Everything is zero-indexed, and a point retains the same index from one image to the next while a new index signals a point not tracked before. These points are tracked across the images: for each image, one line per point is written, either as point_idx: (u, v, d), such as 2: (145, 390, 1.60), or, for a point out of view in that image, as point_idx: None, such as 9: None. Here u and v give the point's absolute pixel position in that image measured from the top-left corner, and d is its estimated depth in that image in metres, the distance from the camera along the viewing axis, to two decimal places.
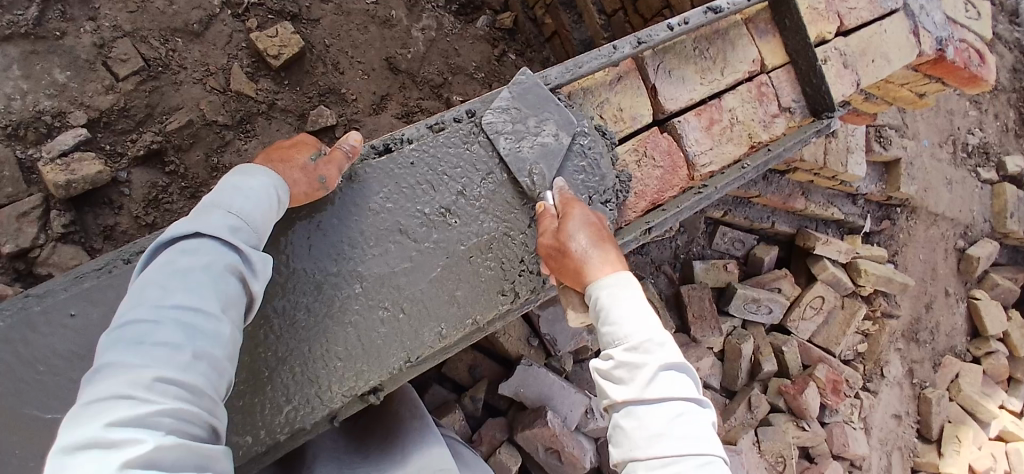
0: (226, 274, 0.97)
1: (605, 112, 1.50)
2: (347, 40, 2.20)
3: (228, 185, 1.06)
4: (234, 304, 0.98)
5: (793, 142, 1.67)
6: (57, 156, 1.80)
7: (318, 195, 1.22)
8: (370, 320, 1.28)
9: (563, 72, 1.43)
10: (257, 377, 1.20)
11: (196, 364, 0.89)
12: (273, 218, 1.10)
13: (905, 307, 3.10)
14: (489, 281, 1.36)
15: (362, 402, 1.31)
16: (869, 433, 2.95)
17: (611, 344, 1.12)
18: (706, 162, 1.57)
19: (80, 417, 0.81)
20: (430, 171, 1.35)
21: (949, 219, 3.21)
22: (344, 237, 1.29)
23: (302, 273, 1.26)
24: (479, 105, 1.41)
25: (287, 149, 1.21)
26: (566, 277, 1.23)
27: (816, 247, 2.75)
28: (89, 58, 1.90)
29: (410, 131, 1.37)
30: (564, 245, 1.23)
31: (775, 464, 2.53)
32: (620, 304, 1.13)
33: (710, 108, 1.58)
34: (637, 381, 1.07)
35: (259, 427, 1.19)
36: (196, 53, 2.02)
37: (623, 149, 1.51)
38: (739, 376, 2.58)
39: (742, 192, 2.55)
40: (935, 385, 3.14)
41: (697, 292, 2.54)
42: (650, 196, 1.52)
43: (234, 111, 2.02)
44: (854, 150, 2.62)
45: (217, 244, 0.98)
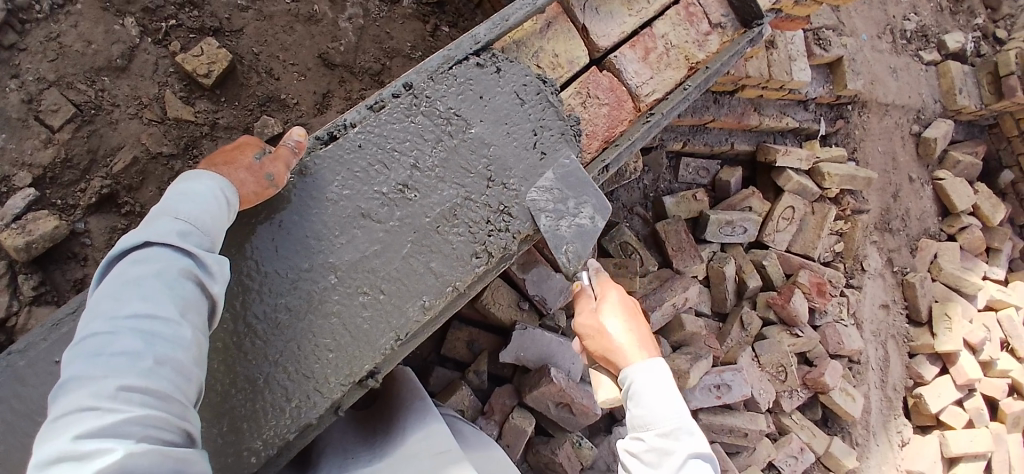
0: (180, 279, 0.97)
1: (541, 61, 1.51)
2: (276, 44, 2.15)
3: (174, 193, 1.06)
4: (194, 307, 0.98)
5: (728, 56, 1.69)
6: (12, 221, 1.77)
7: (269, 194, 1.21)
8: (351, 307, 1.29)
9: (491, 28, 1.43)
10: (253, 384, 1.22)
11: (159, 369, 0.89)
12: (225, 221, 1.09)
13: (873, 201, 3.19)
14: (461, 247, 1.37)
15: (360, 389, 1.32)
16: (861, 327, 3.06)
17: (641, 428, 1.35)
18: (650, 91, 1.59)
19: (53, 433, 0.84)
20: (380, 151, 1.35)
21: (900, 107, 3.28)
22: (309, 232, 1.29)
23: (274, 275, 1.26)
24: (415, 76, 1.39)
25: (231, 152, 1.21)
26: (601, 357, 1.47)
27: (777, 159, 2.78)
28: (20, 116, 1.85)
29: (351, 115, 1.35)
30: (600, 330, 1.46)
31: (778, 373, 2.65)
32: (650, 391, 1.35)
33: (643, 38, 1.60)
34: (665, 467, 1.28)
35: (265, 430, 1.22)
36: (126, 88, 1.97)
37: (566, 94, 1.52)
38: (728, 297, 2.67)
39: (696, 119, 2.58)
40: (916, 269, 3.25)
41: (673, 226, 2.58)
42: (601, 135, 1.55)
43: (178, 139, 1.99)
44: (796, 57, 2.65)
45: (167, 250, 0.98)
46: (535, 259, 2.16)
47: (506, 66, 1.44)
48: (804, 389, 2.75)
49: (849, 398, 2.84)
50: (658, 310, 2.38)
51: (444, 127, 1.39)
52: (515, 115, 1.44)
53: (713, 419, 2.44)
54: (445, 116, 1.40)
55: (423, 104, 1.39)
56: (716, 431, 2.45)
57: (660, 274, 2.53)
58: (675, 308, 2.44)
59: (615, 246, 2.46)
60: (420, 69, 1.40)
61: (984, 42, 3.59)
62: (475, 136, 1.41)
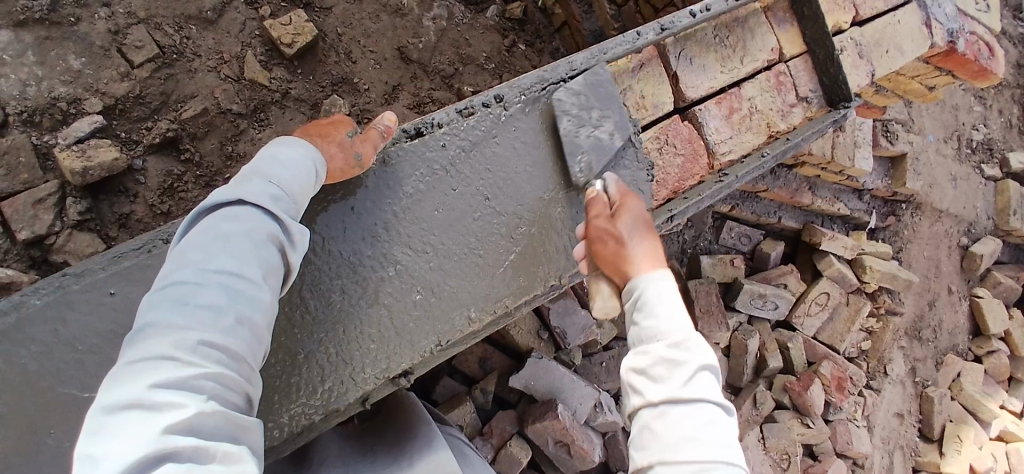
0: (267, 243, 0.98)
1: (629, 99, 1.52)
2: (359, 29, 2.20)
3: (267, 157, 1.08)
4: (274, 273, 0.99)
5: (809, 132, 1.66)
6: (73, 142, 1.80)
7: (354, 173, 1.23)
8: (403, 302, 1.29)
9: (589, 58, 1.45)
10: (292, 358, 1.21)
11: (237, 329, 0.89)
12: (310, 192, 1.11)
13: (908, 304, 3.12)
14: (523, 262, 1.38)
15: (391, 386, 1.31)
16: (872, 431, 2.98)
17: (647, 340, 1.10)
18: (726, 151, 1.58)
19: (123, 377, 0.81)
20: (462, 154, 1.37)
21: (953, 215, 3.23)
22: (379, 220, 1.30)
23: (337, 255, 1.26)
24: (507, 90, 1.41)
25: (326, 125, 1.22)
26: (607, 265, 1.23)
27: (822, 242, 2.77)
28: (103, 45, 1.90)
29: (440, 115, 1.37)
30: (614, 233, 1.23)
31: (780, 459, 2.60)
32: (661, 301, 1.11)
33: (730, 97, 1.59)
34: (675, 379, 1.04)
35: (294, 405, 1.20)
36: (210, 41, 2.02)
37: (645, 136, 1.52)
38: (745, 372, 2.62)
39: (750, 187, 2.57)
40: (937, 384, 3.16)
41: (705, 286, 2.55)
42: (671, 185, 1.54)
43: (248, 100, 2.02)
44: (861, 145, 2.63)
45: (259, 213, 0.99)
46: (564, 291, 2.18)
47: (598, 102, 1.44)
48: None
49: None
50: None
51: (525, 144, 1.41)
52: (592, 152, 1.43)
53: None
54: (528, 134, 1.41)
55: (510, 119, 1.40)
56: None
57: None
58: None
59: None
60: (514, 84, 1.42)
61: None
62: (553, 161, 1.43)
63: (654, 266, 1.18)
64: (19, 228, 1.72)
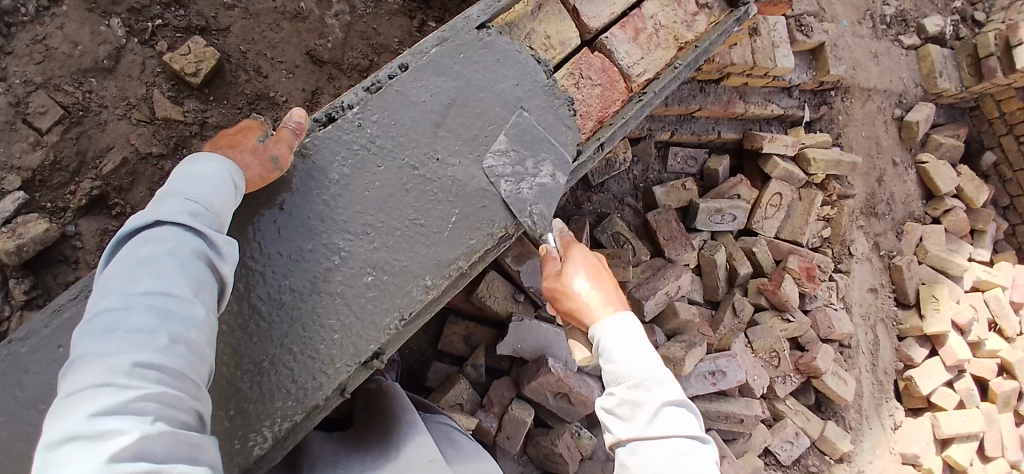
0: (193, 258, 1.00)
1: (535, 43, 1.53)
2: (262, 42, 2.15)
3: (182, 172, 1.09)
4: (206, 287, 1.02)
5: (716, 36, 1.71)
6: (1, 224, 1.74)
7: (274, 177, 1.24)
8: (356, 287, 1.30)
9: (485, 8, 1.48)
10: (258, 366, 1.22)
11: (173, 347, 0.93)
12: (233, 202, 1.13)
13: (859, 186, 3.23)
14: (466, 220, 1.40)
15: (365, 370, 1.32)
16: (850, 311, 3.10)
17: (615, 384, 1.26)
18: (641, 71, 1.61)
19: (65, 412, 0.85)
20: (380, 130, 1.37)
21: (882, 91, 3.33)
22: (312, 214, 1.30)
23: (277, 257, 1.27)
24: (410, 57, 1.42)
25: (234, 135, 1.24)
26: (570, 316, 1.39)
27: (763, 146, 2.82)
28: (7, 119, 1.82)
29: (350, 95, 1.37)
30: (568, 287, 1.37)
31: (770, 359, 2.70)
32: (618, 344, 1.27)
33: (633, 19, 1.62)
34: (639, 418, 1.21)
35: (271, 410, 1.22)
36: (114, 89, 1.95)
37: (559, 75, 1.54)
38: (720, 285, 2.71)
39: (683, 108, 2.62)
40: (902, 252, 3.30)
41: (664, 216, 2.61)
42: (595, 115, 1.57)
43: (167, 139, 1.97)
44: (780, 44, 2.69)
45: (179, 230, 1.01)
46: (529, 252, 2.14)
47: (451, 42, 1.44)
48: (797, 374, 2.79)
49: (841, 381, 2.88)
50: (652, 299, 2.41)
51: (440, 104, 1.41)
52: (539, 201, 1.48)
53: (710, 406, 2.48)
54: (442, 95, 1.42)
55: (419, 82, 1.40)
56: (713, 417, 2.49)
57: (652, 263, 2.57)
58: (669, 296, 2.48)
59: (608, 237, 2.51)
60: (415, 50, 1.43)
61: (964, 24, 3.66)
62: (472, 116, 1.43)
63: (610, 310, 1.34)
64: None
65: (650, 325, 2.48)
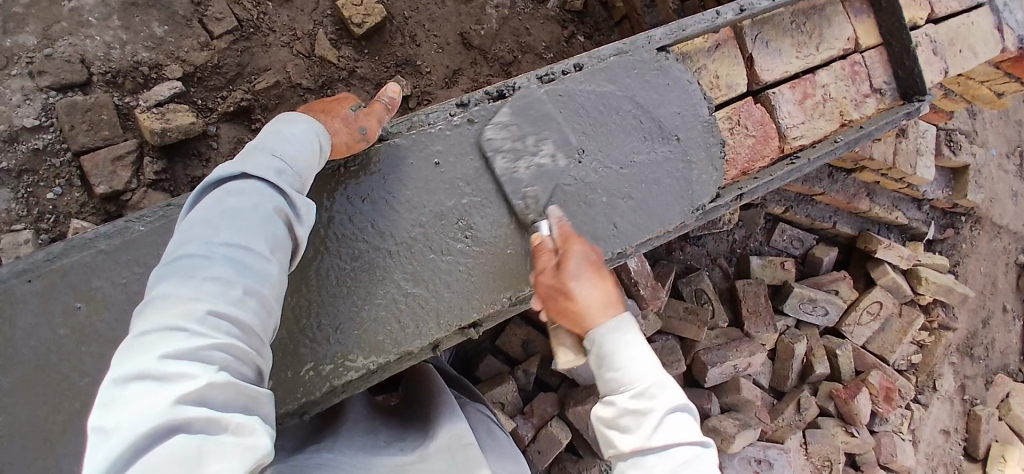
0: (273, 216, 1.00)
1: (703, 78, 1.54)
2: (425, 13, 2.26)
3: (271, 133, 1.10)
4: (282, 246, 1.01)
5: (883, 122, 1.66)
6: (153, 106, 1.90)
7: (360, 147, 1.27)
8: (479, 255, 1.37)
9: (668, 33, 1.48)
10: (371, 297, 1.31)
11: (246, 300, 0.91)
12: (314, 165, 1.14)
13: (962, 320, 3.03)
14: (599, 226, 1.43)
15: (461, 335, 1.41)
16: (917, 446, 2.90)
17: (615, 391, 1.12)
18: (798, 135, 1.60)
19: (131, 353, 0.84)
20: (542, 119, 1.41)
21: (1012, 232, 3.14)
22: (461, 175, 1.38)
23: (417, 203, 1.36)
24: (586, 59, 1.46)
25: (330, 103, 1.28)
26: (566, 319, 1.20)
27: (878, 250, 2.72)
28: (186, 15, 1.99)
29: (522, 79, 1.42)
30: (565, 286, 1.18)
31: (820, 467, 2.56)
32: (625, 350, 1.12)
33: (804, 83, 1.61)
34: (642, 429, 1.07)
35: (372, 342, 1.31)
36: (284, 18, 2.09)
37: (718, 116, 1.55)
38: (790, 376, 2.60)
39: (806, 188, 2.57)
40: (986, 403, 3.08)
41: (753, 287, 2.55)
42: (740, 165, 1.56)
43: (317, 76, 2.09)
44: (924, 152, 2.60)
45: (264, 186, 1.02)
46: None
47: (634, 61, 1.47)
48: None
49: None
50: (718, 367, 2.35)
51: (600, 110, 1.45)
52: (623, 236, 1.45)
53: None
54: (607, 102, 1.45)
55: (590, 84, 1.45)
56: None
57: (728, 332, 2.50)
58: (735, 370, 2.41)
59: (690, 291, 2.48)
60: (594, 54, 1.47)
61: None
62: (627, 130, 1.47)
63: (612, 312, 1.17)
64: (98, 183, 1.83)
65: (709, 394, 2.39)
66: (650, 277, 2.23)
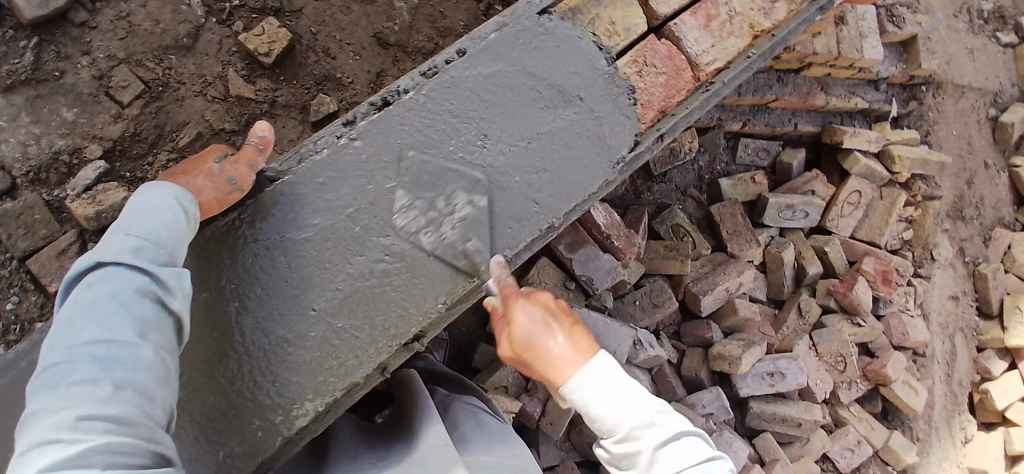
0: (135, 298, 1.04)
1: (598, 28, 1.50)
2: (332, 24, 2.19)
3: (129, 208, 1.13)
4: (154, 325, 1.05)
5: (796, 24, 1.63)
6: (82, 192, 1.86)
7: (233, 198, 1.28)
8: (404, 273, 1.39)
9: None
10: (304, 340, 1.34)
11: (119, 393, 0.96)
12: (184, 227, 1.16)
13: (946, 187, 3.00)
14: (517, 210, 1.44)
15: (407, 351, 1.41)
16: (928, 318, 2.90)
17: (607, 436, 1.23)
18: (710, 60, 1.55)
19: (20, 468, 0.92)
20: (436, 115, 1.40)
21: (976, 89, 3.09)
22: (371, 198, 1.38)
23: (335, 233, 1.36)
24: (469, 42, 1.43)
25: (195, 160, 1.29)
26: (536, 374, 1.28)
27: (844, 141, 2.67)
28: (91, 91, 1.93)
29: (406, 81, 1.41)
30: (526, 352, 1.27)
31: (836, 363, 2.57)
32: (598, 400, 1.21)
33: (706, 5, 1.55)
34: (642, 468, 1.18)
35: (316, 383, 1.34)
36: (191, 67, 2.02)
37: (622, 63, 1.51)
38: (785, 284, 2.61)
39: (758, 98, 2.53)
40: (988, 260, 3.08)
41: (728, 209, 2.52)
42: (657, 105, 1.53)
43: (239, 116, 2.05)
44: (868, 34, 2.55)
45: (121, 269, 1.05)
46: (582, 239, 2.15)
47: (522, 32, 1.45)
48: (863, 381, 2.65)
49: (911, 390, 2.71)
50: (711, 295, 2.35)
51: (496, 89, 1.43)
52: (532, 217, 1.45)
53: (765, 408, 2.40)
54: (501, 78, 1.43)
55: (479, 66, 1.43)
56: (767, 419, 2.41)
57: (712, 259, 2.48)
58: (728, 293, 2.40)
59: (667, 229, 2.45)
60: (475, 35, 1.44)
61: None
62: (532, 96, 1.45)
63: (575, 363, 1.24)
64: (49, 281, 1.82)
65: (706, 321, 2.40)
66: (621, 227, 2.18)
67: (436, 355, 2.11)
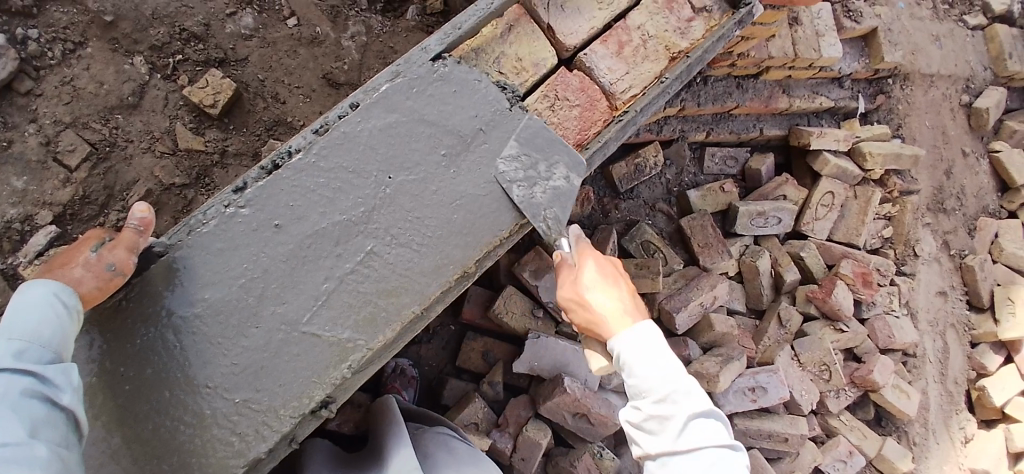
0: (24, 401, 1.10)
1: (504, 66, 1.51)
2: (280, 69, 2.18)
3: (11, 310, 1.17)
4: (47, 423, 1.12)
5: (713, 43, 1.65)
6: (35, 257, 1.85)
7: (117, 283, 1.26)
8: (303, 344, 1.35)
9: (443, 37, 1.44)
10: (199, 419, 1.31)
11: None
12: (72, 323, 1.19)
13: (924, 180, 2.95)
14: (426, 263, 1.42)
15: (315, 419, 1.38)
16: (915, 317, 2.85)
17: (639, 398, 1.39)
18: (625, 88, 1.57)
19: None
20: (332, 173, 1.38)
21: (946, 76, 3.05)
22: (264, 268, 1.34)
23: (232, 305, 1.33)
24: (360, 95, 1.41)
25: (73, 250, 1.26)
26: (590, 329, 1.48)
27: (810, 142, 2.63)
28: (40, 158, 1.92)
29: (296, 141, 1.38)
30: (583, 301, 1.47)
31: (820, 372, 2.52)
32: (643, 360, 1.38)
33: (616, 32, 1.58)
34: (668, 432, 1.34)
35: (214, 460, 1.31)
36: (139, 124, 2.03)
37: (532, 99, 1.52)
38: (764, 293, 2.56)
39: (719, 106, 2.49)
40: (974, 251, 3.02)
41: (699, 221, 2.47)
42: (573, 138, 1.54)
43: (189, 169, 2.05)
44: (826, 34, 2.51)
45: (6, 374, 1.10)
46: (546, 265, 2.10)
47: (418, 82, 1.42)
48: (852, 387, 2.59)
49: (903, 394, 2.65)
50: (685, 310, 2.29)
51: (389, 140, 1.41)
52: (553, 204, 1.50)
53: (750, 425, 2.34)
54: (399, 129, 1.41)
55: (369, 119, 1.40)
56: (754, 436, 2.36)
57: (685, 273, 2.45)
58: (704, 308, 2.34)
59: (637, 246, 2.41)
60: (368, 87, 1.42)
61: None
62: (444, 139, 1.43)
63: (632, 322, 1.44)
64: None
65: (683, 338, 2.36)
66: None
67: (406, 394, 2.05)
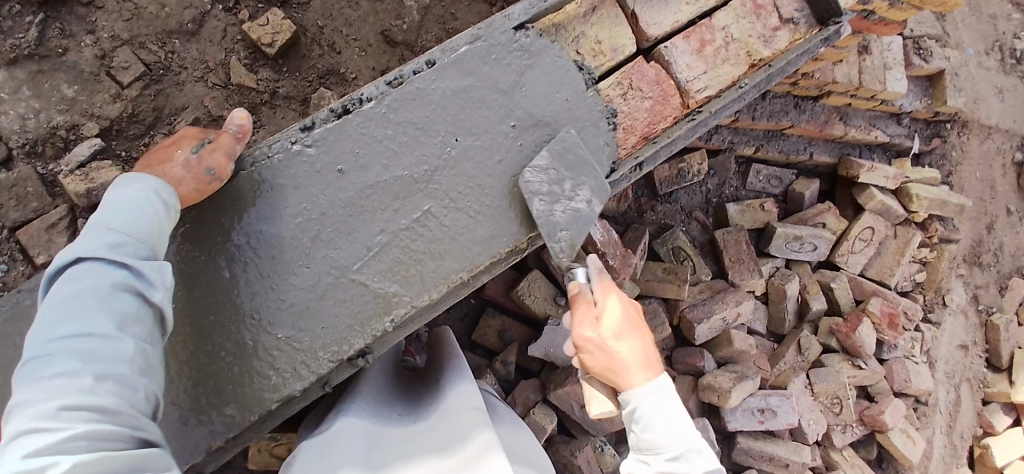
0: (116, 292, 1.07)
1: (582, 47, 1.51)
2: (340, 19, 2.17)
3: (107, 205, 1.17)
4: (136, 319, 1.09)
5: (795, 56, 1.62)
6: (76, 168, 1.85)
7: (212, 188, 1.30)
8: (350, 291, 1.37)
9: (528, 8, 1.45)
10: (242, 349, 1.35)
11: (101, 384, 1.00)
12: (164, 224, 1.20)
13: (964, 230, 2.90)
14: (479, 231, 1.41)
15: (351, 367, 1.42)
16: (933, 366, 2.81)
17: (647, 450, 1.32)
18: (701, 87, 1.56)
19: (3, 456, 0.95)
20: (401, 126, 1.39)
21: (1005, 129, 2.98)
22: (325, 211, 1.37)
23: (286, 243, 1.36)
24: (439, 54, 1.42)
25: (169, 149, 1.30)
26: (602, 374, 1.39)
27: (859, 175, 2.58)
28: (93, 71, 1.93)
29: (369, 90, 1.40)
30: (605, 344, 1.38)
31: (831, 405, 2.49)
32: (663, 412, 1.31)
33: (700, 29, 1.56)
34: None
35: (250, 391, 1.35)
36: (194, 52, 2.02)
37: (605, 84, 1.52)
38: (786, 318, 2.52)
39: (773, 124, 2.44)
40: (1003, 310, 2.96)
41: (733, 236, 2.44)
42: (640, 130, 1.54)
43: (238, 104, 2.05)
44: (894, 66, 2.45)
45: (101, 264, 1.08)
46: (576, 255, 2.10)
47: (494, 48, 1.42)
48: (859, 425, 2.55)
49: (909, 440, 2.62)
50: (705, 323, 2.28)
51: (460, 101, 1.41)
52: (571, 225, 1.42)
53: (753, 444, 2.33)
54: (471, 91, 1.41)
55: (445, 78, 1.40)
56: (756, 457, 2.34)
57: (711, 285, 2.42)
58: (725, 323, 2.33)
59: (667, 251, 2.38)
60: (447, 47, 1.43)
61: None
62: (511, 116, 1.43)
63: (649, 375, 1.37)
64: (37, 253, 1.82)
65: (700, 349, 2.32)
66: (618, 244, 2.12)
67: None
